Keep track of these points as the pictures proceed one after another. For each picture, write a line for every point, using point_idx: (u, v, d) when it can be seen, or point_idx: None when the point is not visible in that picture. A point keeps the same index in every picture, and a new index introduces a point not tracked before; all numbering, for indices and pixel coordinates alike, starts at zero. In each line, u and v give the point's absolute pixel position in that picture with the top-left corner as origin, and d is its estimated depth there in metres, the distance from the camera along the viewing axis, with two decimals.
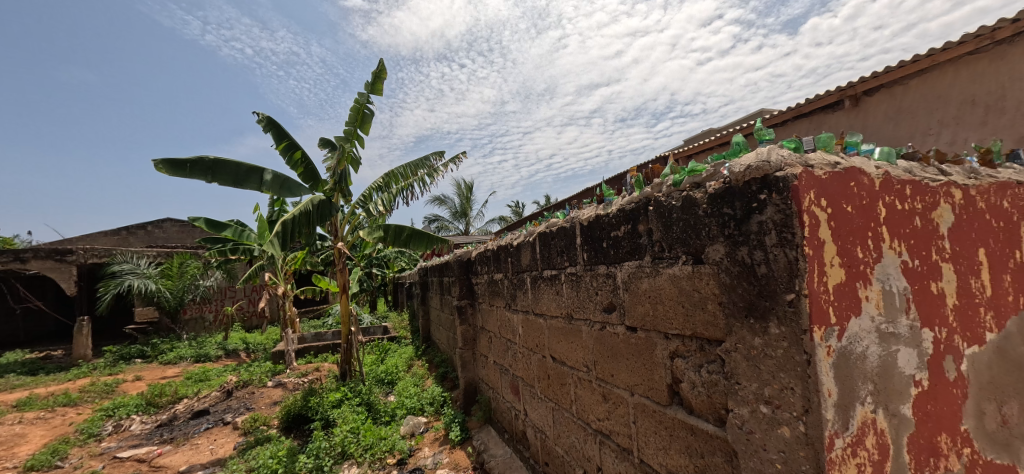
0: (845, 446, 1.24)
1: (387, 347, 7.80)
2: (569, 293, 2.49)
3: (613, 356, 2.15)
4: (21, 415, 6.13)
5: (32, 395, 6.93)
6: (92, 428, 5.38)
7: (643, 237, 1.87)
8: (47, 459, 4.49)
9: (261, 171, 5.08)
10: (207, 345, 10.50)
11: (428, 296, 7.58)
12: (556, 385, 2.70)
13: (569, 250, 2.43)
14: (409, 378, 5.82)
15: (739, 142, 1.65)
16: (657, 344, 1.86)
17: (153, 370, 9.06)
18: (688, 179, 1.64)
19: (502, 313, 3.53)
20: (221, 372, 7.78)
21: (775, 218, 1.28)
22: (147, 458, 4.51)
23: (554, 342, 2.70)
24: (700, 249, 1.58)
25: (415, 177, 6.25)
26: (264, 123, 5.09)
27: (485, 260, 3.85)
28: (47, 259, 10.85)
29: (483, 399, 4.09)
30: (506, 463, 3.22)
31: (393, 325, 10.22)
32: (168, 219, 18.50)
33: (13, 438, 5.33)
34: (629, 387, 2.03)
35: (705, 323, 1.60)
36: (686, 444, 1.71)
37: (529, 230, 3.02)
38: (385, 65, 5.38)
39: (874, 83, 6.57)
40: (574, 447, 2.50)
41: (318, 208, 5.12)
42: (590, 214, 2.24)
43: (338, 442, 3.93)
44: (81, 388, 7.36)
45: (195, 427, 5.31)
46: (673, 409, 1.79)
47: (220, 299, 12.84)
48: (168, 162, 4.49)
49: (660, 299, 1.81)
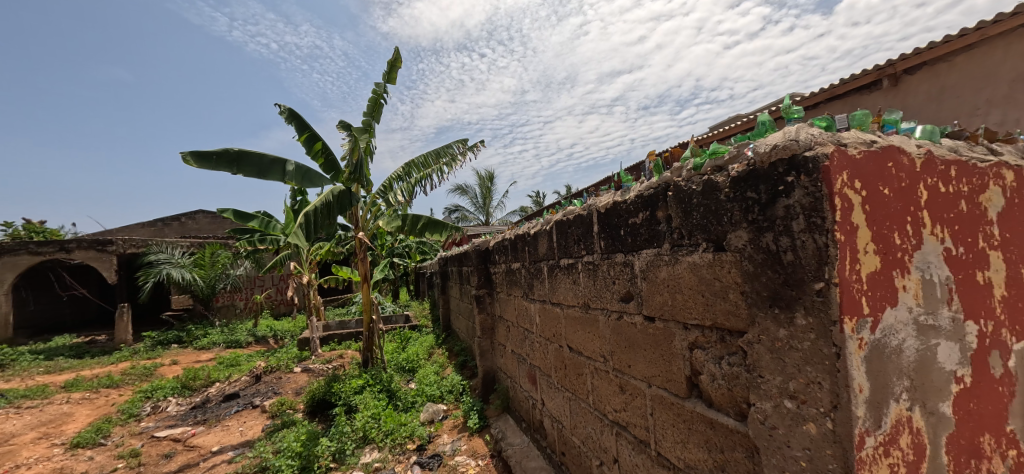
0: (876, 445, 1.17)
1: (408, 335, 7.93)
2: (586, 282, 2.44)
3: (630, 347, 2.09)
4: (69, 396, 6.56)
5: (79, 377, 7.39)
6: (132, 409, 5.70)
7: (662, 224, 1.80)
8: (92, 436, 4.79)
9: (283, 162, 5.19)
10: (238, 331, 10.94)
11: (448, 286, 7.64)
12: (572, 375, 2.67)
13: (586, 238, 2.38)
14: (429, 366, 5.89)
15: (765, 121, 1.56)
16: (676, 335, 1.80)
17: (188, 355, 9.51)
18: (709, 162, 1.57)
19: (520, 302, 3.50)
20: (251, 358, 8.09)
21: (804, 202, 1.21)
22: (182, 437, 4.76)
23: (571, 332, 2.66)
24: (721, 236, 1.51)
25: (435, 167, 6.24)
26: (284, 115, 5.18)
27: (502, 249, 3.83)
28: (90, 249, 11.47)
29: (501, 388, 4.10)
30: (523, 451, 3.22)
31: (415, 314, 10.37)
32: (200, 211, 19.28)
33: (62, 416, 5.71)
34: (646, 378, 1.98)
35: (726, 313, 1.53)
36: (705, 438, 1.66)
37: (547, 218, 2.97)
38: (401, 54, 5.38)
39: (915, 61, 6.14)
40: (590, 438, 2.48)
41: (338, 199, 5.19)
42: (607, 201, 2.17)
43: (360, 427, 4.03)
44: (123, 371, 7.80)
45: (226, 410, 5.56)
46: (691, 401, 1.73)
47: (250, 288, 13.31)
48: (196, 154, 4.65)
49: (679, 288, 1.74)
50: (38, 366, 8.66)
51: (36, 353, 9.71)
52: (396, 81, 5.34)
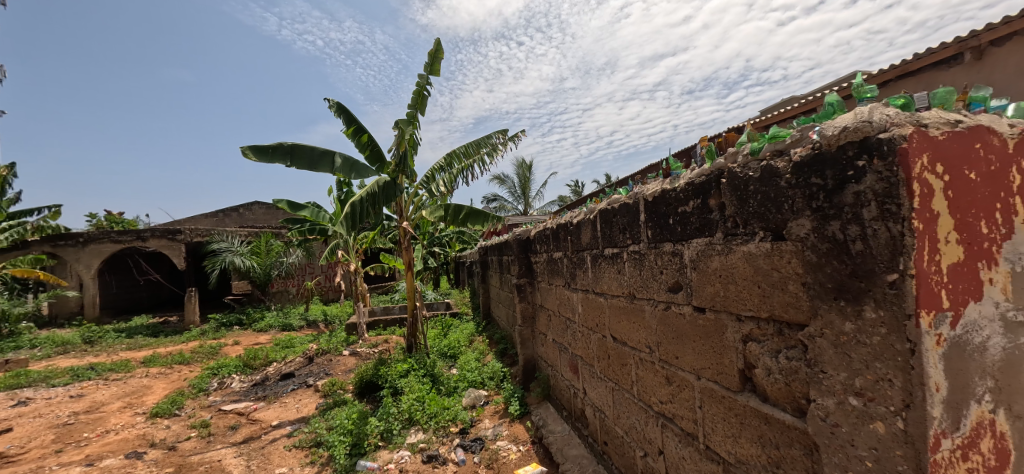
0: (953, 448, 1.09)
1: (449, 322, 8.12)
2: (632, 272, 2.40)
3: (678, 338, 2.04)
4: (148, 370, 7.25)
5: (156, 353, 8.16)
6: (201, 384, 6.23)
7: (714, 212, 1.73)
8: (168, 407, 5.29)
9: (332, 154, 5.41)
10: (291, 315, 11.63)
11: (488, 275, 7.75)
12: (616, 365, 2.65)
13: (632, 228, 2.33)
14: (470, 352, 6.01)
15: (833, 102, 1.46)
16: (728, 326, 1.73)
17: (248, 337, 10.24)
18: (768, 146, 1.50)
19: (562, 292, 3.50)
20: (303, 340, 8.58)
21: (876, 187, 1.13)
22: (246, 411, 5.16)
23: (615, 322, 2.64)
24: (781, 224, 1.44)
25: (476, 157, 6.27)
26: (334, 109, 5.37)
27: (544, 238, 3.81)
28: (162, 238, 12.52)
29: (542, 377, 4.13)
30: (565, 439, 3.25)
31: (455, 302, 10.60)
32: (255, 202, 20.51)
33: (142, 388, 6.33)
34: (695, 371, 1.93)
35: (785, 305, 1.46)
36: (759, 433, 1.61)
37: (590, 207, 2.94)
38: (443, 45, 5.41)
39: (1005, 31, 5.51)
40: (634, 429, 2.45)
41: (384, 190, 5.35)
42: (654, 189, 2.11)
43: (406, 409, 4.18)
44: (192, 350, 8.53)
45: (283, 388, 5.95)
46: (745, 395, 1.67)
47: (301, 275, 14.07)
48: (254, 147, 4.93)
49: (732, 279, 1.68)
50: (121, 343, 9.63)
51: (119, 331, 10.78)
52: (439, 73, 5.40)
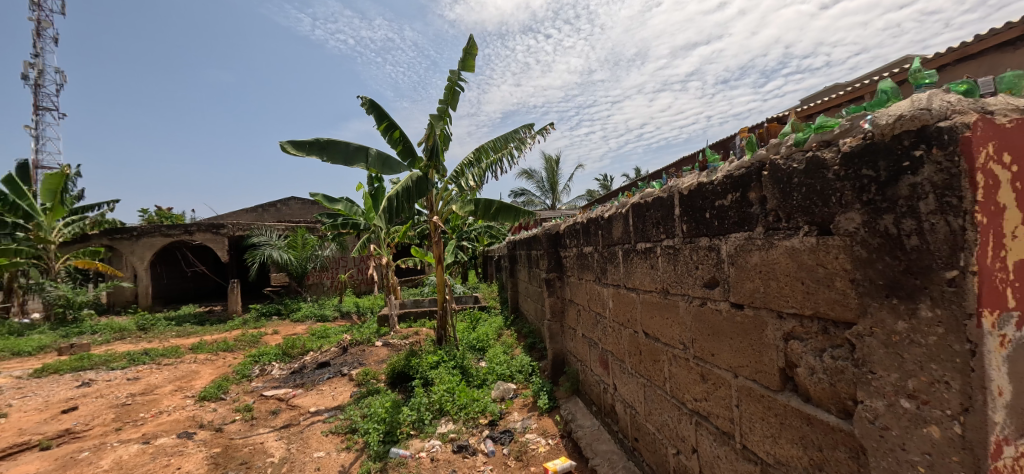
0: (1016, 456, 1.03)
1: (478, 315, 8.22)
2: (665, 267, 2.36)
3: (714, 335, 1.99)
4: (196, 356, 7.71)
5: (202, 341, 8.65)
6: (244, 370, 6.56)
7: (754, 206, 1.68)
8: (215, 391, 5.61)
9: (365, 150, 5.55)
10: (326, 307, 12.06)
11: (516, 269, 7.78)
12: (648, 361, 2.61)
13: (666, 222, 2.28)
14: (499, 345, 6.07)
15: (887, 89, 1.38)
16: (768, 323, 1.68)
17: (286, 326, 10.70)
18: (814, 137, 1.43)
19: (592, 287, 3.48)
20: (338, 331, 8.89)
21: (935, 179, 1.06)
22: (286, 397, 5.41)
23: (647, 317, 2.60)
24: (828, 218, 1.38)
25: (504, 151, 6.27)
26: (366, 105, 5.49)
27: (575, 233, 3.79)
28: (207, 232, 13.22)
29: (572, 371, 4.13)
30: (594, 434, 3.25)
31: (483, 295, 10.70)
32: (292, 198, 21.31)
33: (191, 373, 6.74)
34: (732, 369, 1.88)
35: (831, 302, 1.40)
36: (800, 434, 1.56)
37: (622, 201, 2.90)
38: (474, 40, 5.43)
39: None
40: (667, 426, 2.42)
41: (416, 184, 5.44)
42: (690, 182, 2.06)
43: (437, 399, 4.27)
44: (236, 338, 8.99)
45: (320, 376, 6.19)
46: (785, 395, 1.61)
47: (335, 268, 14.54)
48: (293, 143, 5.12)
49: (773, 275, 1.62)
50: (171, 330, 10.27)
51: (169, 319, 11.50)
52: (471, 68, 5.43)
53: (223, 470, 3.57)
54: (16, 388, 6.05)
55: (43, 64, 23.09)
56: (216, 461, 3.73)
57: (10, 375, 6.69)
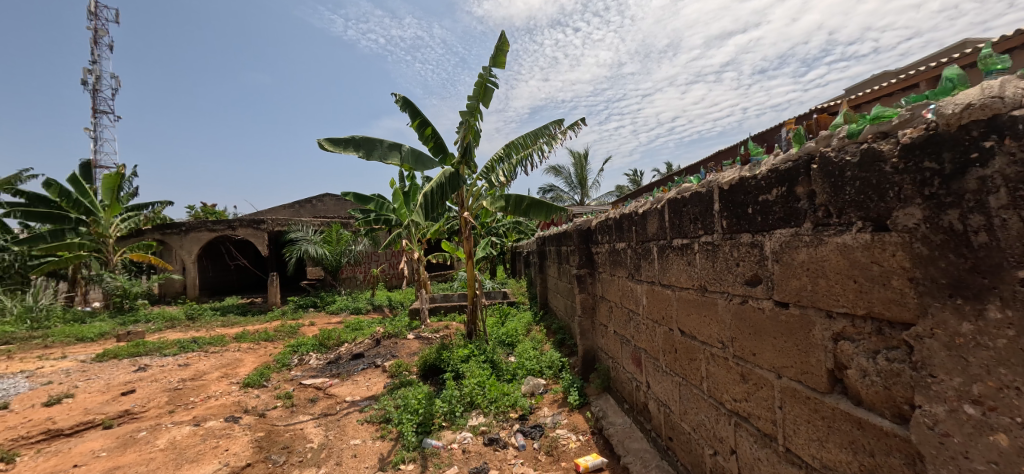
0: None
1: (507, 310, 8.28)
2: (703, 264, 2.31)
3: (756, 334, 1.94)
4: (240, 345, 8.13)
5: (245, 331, 9.10)
6: (284, 359, 6.87)
7: (802, 201, 1.61)
8: (258, 379, 5.90)
9: (399, 146, 5.66)
10: (359, 300, 12.43)
11: (545, 265, 7.77)
12: (684, 360, 2.56)
13: (705, 217, 2.23)
14: (528, 341, 6.10)
15: (954, 76, 1.29)
16: (815, 323, 1.61)
17: (322, 318, 11.11)
18: (870, 127, 1.36)
19: (625, 283, 3.45)
20: (371, 324, 9.16)
21: (1007, 172, 0.99)
22: (323, 386, 5.63)
23: (683, 315, 2.55)
24: (884, 213, 1.31)
25: (534, 147, 6.26)
26: (399, 103, 5.60)
27: (607, 229, 3.76)
28: (248, 227, 13.86)
29: (603, 368, 4.11)
30: (626, 432, 3.23)
31: (512, 291, 10.75)
32: (326, 195, 22.02)
33: (236, 361, 7.10)
34: (775, 369, 1.82)
35: (887, 302, 1.33)
36: (850, 439, 1.49)
37: (657, 196, 2.85)
38: (505, 36, 5.43)
39: None
40: (703, 426, 2.38)
41: (449, 180, 5.51)
42: (731, 177, 2.00)
43: (468, 392, 4.33)
44: (276, 328, 9.41)
45: (355, 367, 6.40)
46: (834, 398, 1.55)
47: (368, 263, 14.95)
48: (330, 140, 5.29)
49: (823, 272, 1.56)
50: (216, 320, 10.85)
51: (215, 310, 12.15)
52: (502, 65, 5.44)
53: (267, 453, 3.76)
54: (81, 371, 6.55)
55: (101, 69, 24.68)
56: (261, 445, 3.92)
57: (76, 359, 7.25)
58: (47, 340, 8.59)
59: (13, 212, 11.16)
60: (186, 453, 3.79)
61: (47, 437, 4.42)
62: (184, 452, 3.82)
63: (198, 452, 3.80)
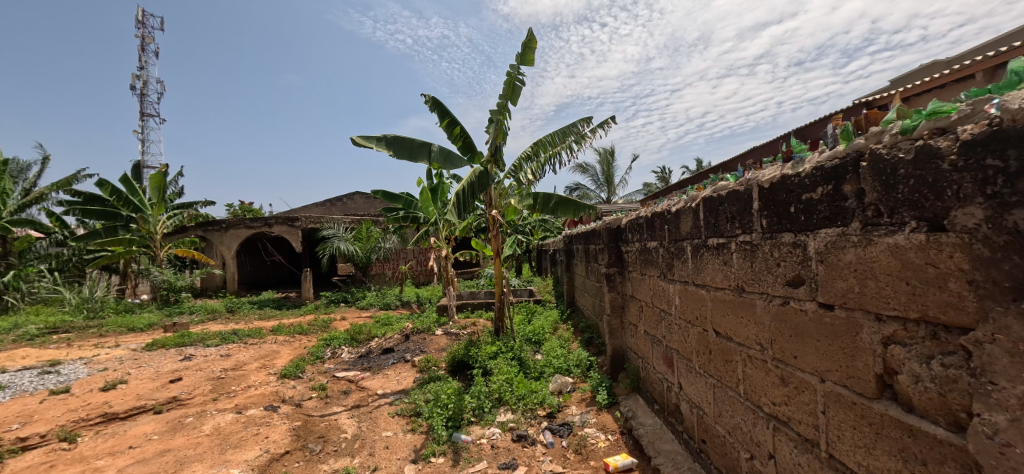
0: None
1: (533, 308, 8.29)
2: (741, 264, 2.26)
3: (797, 336, 1.88)
4: (276, 338, 8.46)
5: (281, 324, 9.47)
6: (318, 353, 7.11)
7: (850, 200, 1.56)
8: (294, 371, 6.14)
9: (429, 145, 5.75)
10: (388, 296, 12.71)
11: (572, 264, 7.74)
12: (719, 361, 2.51)
13: (743, 216, 2.18)
14: (555, 339, 6.09)
15: (1020, 70, 1.22)
16: (863, 326, 1.56)
17: (352, 313, 11.43)
18: (926, 123, 1.30)
19: (656, 283, 3.40)
20: (400, 320, 9.36)
21: None
22: (355, 379, 5.80)
23: (718, 316, 2.50)
24: (942, 213, 1.25)
25: (562, 145, 6.23)
26: (428, 103, 5.68)
27: (637, 228, 3.72)
28: (283, 225, 14.40)
29: (632, 368, 4.08)
30: (656, 433, 3.19)
31: (538, 289, 10.76)
32: (356, 193, 22.60)
33: (274, 352, 7.41)
34: (818, 372, 1.77)
35: (943, 305, 1.27)
36: (900, 447, 1.43)
37: (691, 195, 2.80)
38: (533, 34, 5.42)
39: None
40: (739, 429, 2.33)
41: (478, 178, 5.56)
42: (773, 175, 1.94)
43: (496, 389, 4.38)
44: (309, 322, 9.74)
45: (385, 361, 6.57)
46: (883, 404, 1.49)
47: (396, 260, 15.26)
48: (363, 139, 5.43)
49: (872, 274, 1.50)
50: (253, 313, 11.33)
51: (252, 303, 12.69)
52: (531, 62, 5.43)
53: (304, 442, 3.92)
54: (133, 359, 6.99)
55: (148, 75, 26.13)
56: (298, 433, 4.09)
57: (129, 348, 7.73)
58: (102, 330, 9.19)
59: (71, 210, 11.98)
60: (229, 439, 4.00)
61: (104, 419, 4.74)
62: (227, 438, 4.03)
63: (240, 439, 3.99)
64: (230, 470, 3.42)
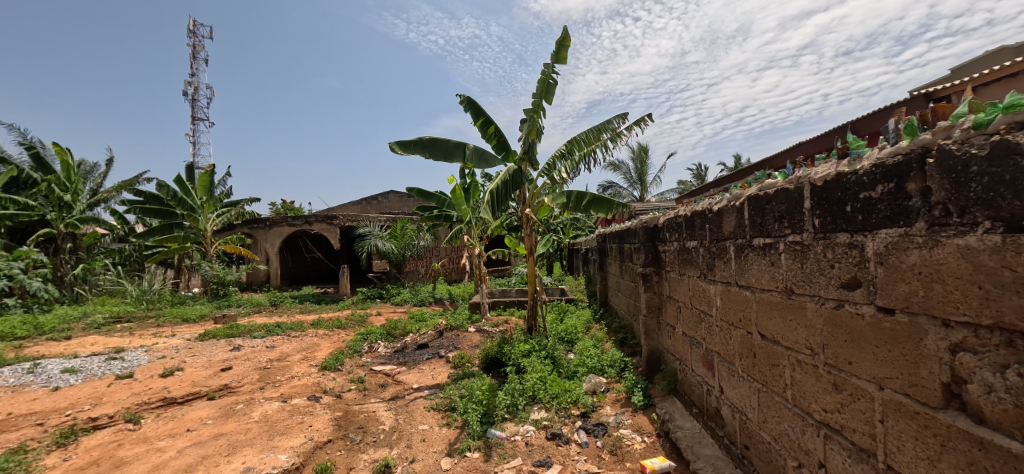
0: None
1: (565, 307, 8.28)
2: (790, 265, 2.18)
3: (853, 341, 1.80)
4: (316, 331, 8.82)
5: (320, 318, 9.86)
6: (356, 346, 7.36)
7: (914, 199, 1.47)
8: (334, 363, 6.39)
9: (463, 146, 5.83)
10: (421, 292, 12.98)
11: (606, 263, 7.66)
12: (764, 366, 2.44)
13: (793, 215, 2.09)
14: (588, 339, 6.06)
15: None
16: (928, 332, 1.47)
17: (387, 309, 11.76)
18: (1003, 117, 1.20)
19: (695, 283, 3.33)
20: (433, 316, 9.55)
21: None
22: (392, 373, 5.98)
23: (764, 318, 2.43)
24: (1021, 213, 1.16)
25: (597, 143, 6.17)
26: (463, 104, 5.75)
27: (676, 227, 3.65)
28: (322, 222, 14.96)
29: (669, 370, 4.02)
30: (695, 437, 3.12)
31: (570, 288, 10.72)
32: (390, 192, 23.20)
33: (315, 345, 7.74)
34: (876, 379, 1.68)
35: (1021, 312, 1.19)
36: (969, 460, 1.35)
37: (734, 193, 2.72)
38: (568, 31, 5.39)
39: None
40: (786, 435, 2.25)
41: (512, 177, 5.59)
42: (826, 172, 1.86)
43: (529, 387, 4.40)
44: (347, 317, 10.09)
45: (420, 356, 6.73)
46: (949, 414, 1.41)
47: (429, 257, 15.56)
48: (400, 142, 5.57)
49: (939, 277, 1.41)
50: (295, 307, 11.85)
51: (294, 298, 13.28)
52: (565, 60, 5.40)
53: (345, 432, 4.09)
54: (188, 348, 7.46)
55: (198, 81, 27.75)
56: (339, 423, 4.26)
57: (183, 338, 8.26)
58: (159, 321, 9.86)
59: (132, 209, 12.90)
60: (276, 426, 4.21)
61: (164, 403, 5.10)
62: (274, 425, 4.24)
63: (286, 426, 4.20)
64: (278, 456, 3.60)
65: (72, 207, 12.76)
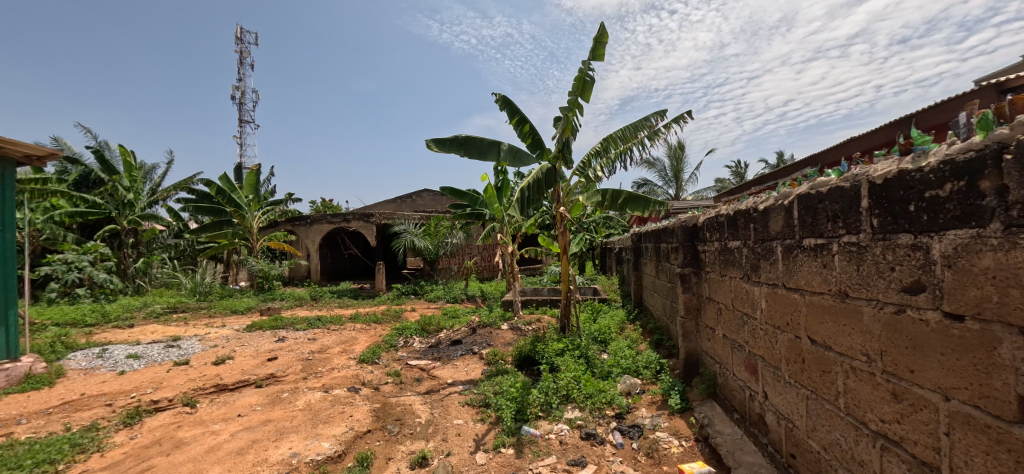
0: None
1: (599, 307, 8.20)
2: (844, 267, 2.08)
3: (916, 349, 1.70)
4: (354, 325, 9.15)
5: (358, 313, 10.21)
6: (392, 341, 7.59)
7: (988, 198, 1.38)
8: (372, 356, 6.61)
9: (498, 144, 5.88)
10: (453, 289, 13.19)
11: (641, 263, 7.53)
12: (814, 371, 2.34)
13: (849, 215, 2.00)
14: (622, 339, 5.97)
15: None
16: (1003, 340, 1.37)
17: (421, 305, 12.02)
18: None
19: (738, 284, 3.23)
20: (466, 313, 9.68)
21: None
22: (427, 368, 6.12)
23: (815, 322, 2.33)
24: None
25: (634, 140, 6.06)
26: (498, 102, 5.80)
27: (717, 226, 3.55)
28: (360, 220, 15.45)
29: (708, 373, 3.92)
30: (737, 443, 3.03)
31: (603, 288, 10.60)
32: (424, 190, 23.67)
33: (353, 338, 8.03)
34: (941, 390, 1.58)
35: None
36: None
37: (783, 191, 2.61)
38: (605, 28, 5.31)
39: None
40: (837, 445, 2.16)
41: (546, 176, 5.59)
42: (887, 169, 1.76)
43: (563, 385, 4.40)
44: (382, 312, 10.40)
45: (454, 352, 6.85)
46: None
47: (462, 255, 15.77)
48: (436, 141, 5.68)
49: (1017, 281, 1.31)
50: (334, 302, 12.32)
51: (333, 292, 13.80)
52: (601, 57, 5.33)
53: (384, 423, 4.23)
54: (237, 338, 7.91)
55: (245, 86, 29.26)
56: (377, 414, 4.41)
57: (233, 328, 8.76)
58: (211, 312, 10.51)
59: (186, 206, 13.79)
60: (319, 415, 4.40)
61: (217, 389, 5.44)
62: (318, 414, 4.44)
63: (328, 415, 4.38)
64: (322, 443, 3.77)
65: (134, 205, 13.76)
